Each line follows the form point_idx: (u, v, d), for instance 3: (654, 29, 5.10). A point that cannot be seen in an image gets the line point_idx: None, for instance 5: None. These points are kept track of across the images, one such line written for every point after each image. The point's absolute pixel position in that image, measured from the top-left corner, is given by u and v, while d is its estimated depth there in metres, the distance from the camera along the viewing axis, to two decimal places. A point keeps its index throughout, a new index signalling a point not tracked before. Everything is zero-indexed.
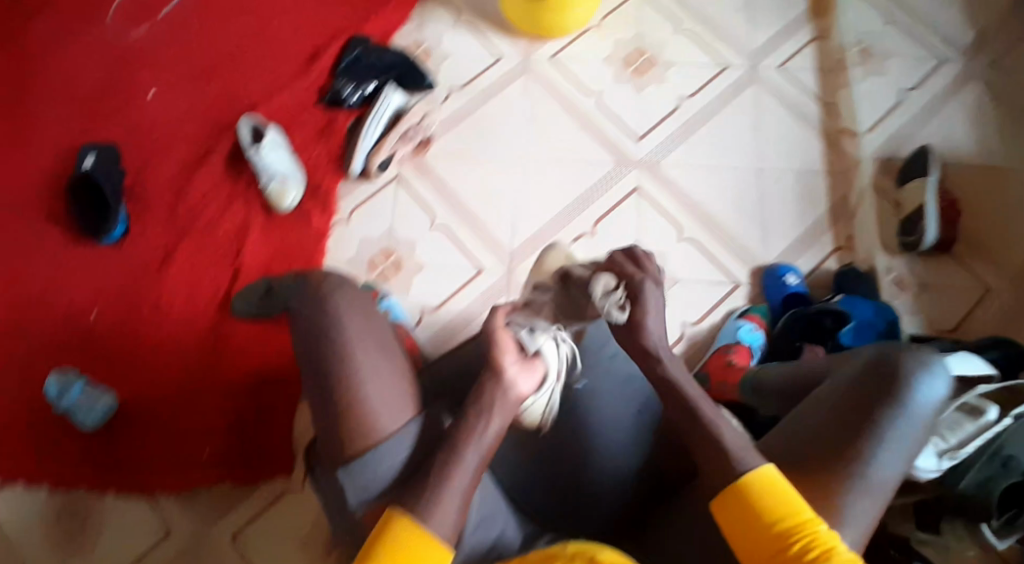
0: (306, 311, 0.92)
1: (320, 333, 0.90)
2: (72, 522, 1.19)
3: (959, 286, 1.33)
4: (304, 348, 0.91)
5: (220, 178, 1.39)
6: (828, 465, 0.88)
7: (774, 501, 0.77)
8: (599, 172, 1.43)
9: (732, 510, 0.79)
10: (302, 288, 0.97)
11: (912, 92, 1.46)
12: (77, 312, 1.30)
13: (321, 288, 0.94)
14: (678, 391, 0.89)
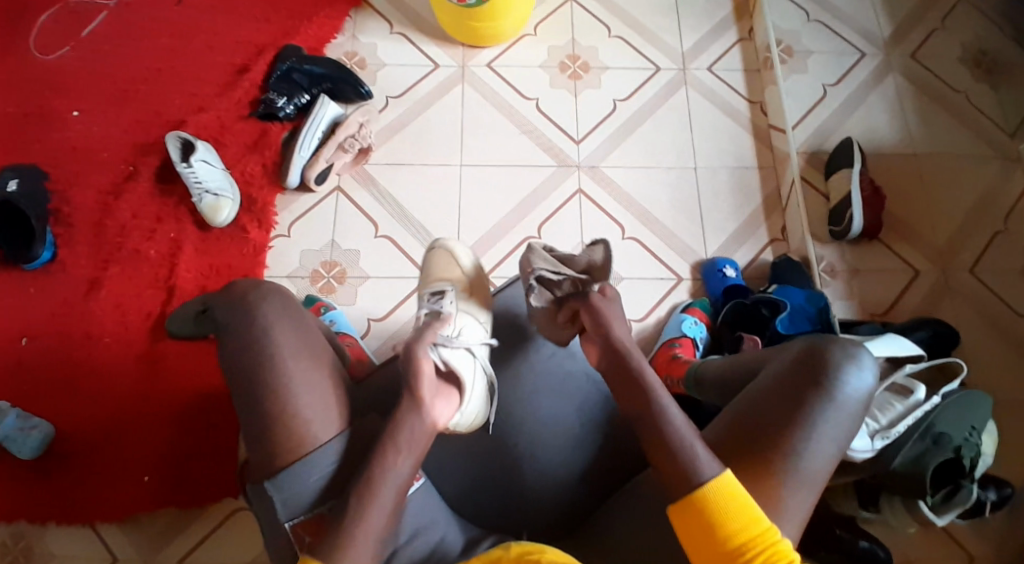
0: (233, 324, 0.90)
1: (250, 347, 0.89)
2: (17, 552, 1.26)
3: (886, 271, 1.38)
4: (233, 364, 0.89)
5: (149, 196, 1.42)
6: (758, 459, 0.90)
7: (731, 512, 0.81)
8: (538, 176, 1.45)
9: (688, 519, 0.82)
10: (223, 298, 0.94)
11: (834, 87, 1.50)
12: (7, 342, 1.34)
13: (248, 297, 0.92)
14: (629, 383, 0.92)
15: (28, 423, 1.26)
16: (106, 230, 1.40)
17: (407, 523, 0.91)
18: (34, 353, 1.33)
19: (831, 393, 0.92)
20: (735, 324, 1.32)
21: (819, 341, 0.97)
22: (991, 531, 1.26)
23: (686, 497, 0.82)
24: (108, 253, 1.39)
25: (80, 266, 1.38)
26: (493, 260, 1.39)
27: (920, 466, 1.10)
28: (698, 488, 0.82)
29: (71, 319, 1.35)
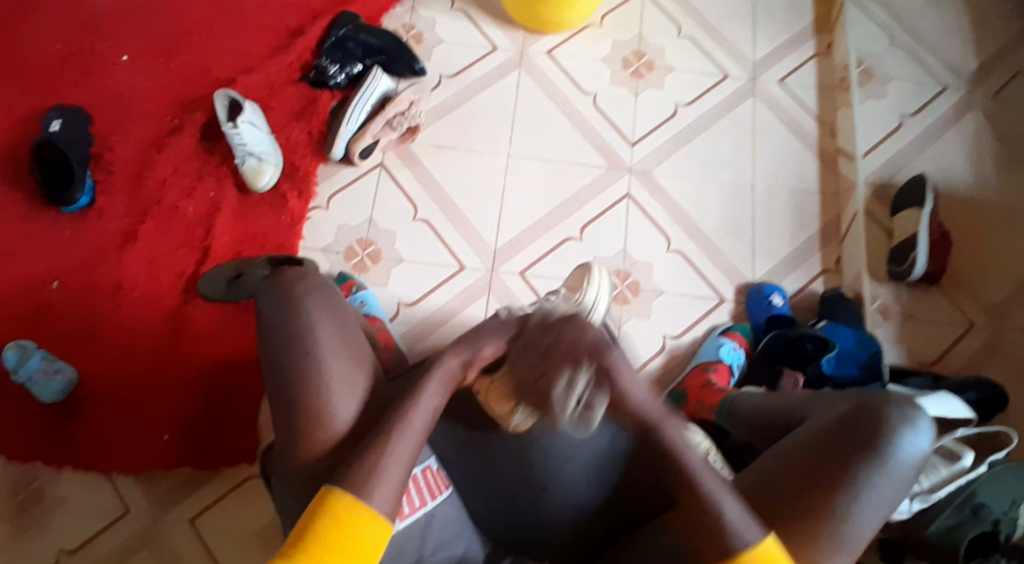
0: (278, 310, 0.98)
1: (291, 332, 0.96)
2: (30, 494, 1.25)
3: (942, 320, 1.32)
4: (277, 345, 0.96)
5: (192, 151, 1.40)
6: (799, 518, 0.86)
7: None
8: (589, 175, 1.40)
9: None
10: (273, 285, 1.01)
11: (911, 118, 1.42)
12: (38, 283, 1.33)
13: (295, 288, 0.99)
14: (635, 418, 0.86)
15: (53, 366, 1.25)
16: (146, 183, 1.38)
17: (434, 534, 0.96)
18: (66, 300, 1.32)
19: (882, 456, 0.87)
20: (775, 356, 1.28)
21: (873, 400, 0.92)
22: None
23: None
24: (146, 207, 1.37)
25: (117, 217, 1.37)
26: (531, 259, 1.35)
27: (956, 536, 1.09)
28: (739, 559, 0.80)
29: (102, 270, 1.34)
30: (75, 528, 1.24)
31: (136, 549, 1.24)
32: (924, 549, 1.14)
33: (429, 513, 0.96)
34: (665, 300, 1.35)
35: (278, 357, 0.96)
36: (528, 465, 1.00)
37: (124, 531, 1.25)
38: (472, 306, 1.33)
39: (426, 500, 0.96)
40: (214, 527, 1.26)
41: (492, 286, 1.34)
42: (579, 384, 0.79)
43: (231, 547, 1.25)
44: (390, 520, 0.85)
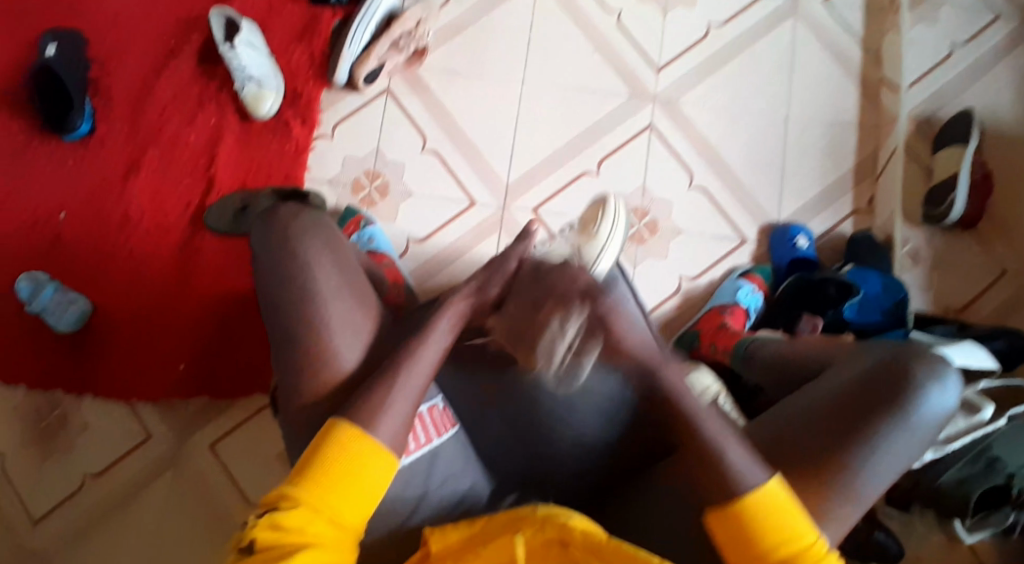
0: (273, 254, 0.90)
1: (289, 282, 0.88)
2: (53, 421, 1.25)
3: (975, 266, 1.26)
4: (272, 292, 0.89)
5: (190, 77, 1.35)
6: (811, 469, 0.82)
7: (774, 525, 0.75)
8: (609, 104, 1.33)
9: (733, 532, 0.76)
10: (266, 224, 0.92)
11: (960, 48, 1.34)
12: (45, 213, 1.30)
13: (288, 230, 0.91)
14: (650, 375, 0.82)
15: (66, 297, 1.23)
16: (146, 110, 1.34)
17: (439, 470, 0.92)
18: (72, 230, 1.30)
19: (904, 411, 0.83)
20: (795, 301, 1.22)
21: (900, 353, 0.88)
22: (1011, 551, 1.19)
23: (727, 509, 0.76)
24: (148, 135, 1.33)
25: (119, 145, 1.33)
26: (545, 193, 1.30)
27: (965, 489, 1.11)
28: (744, 499, 0.76)
29: (106, 199, 1.31)
30: (99, 452, 1.24)
31: (159, 473, 1.24)
32: (932, 498, 1.15)
33: (434, 449, 0.92)
34: (682, 241, 1.29)
35: (274, 306, 0.89)
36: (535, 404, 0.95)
37: (147, 456, 1.24)
38: (484, 243, 1.28)
39: (433, 436, 0.93)
40: (236, 451, 1.25)
41: (504, 224, 1.29)
42: (571, 329, 0.79)
43: (252, 471, 1.24)
44: (395, 453, 0.80)
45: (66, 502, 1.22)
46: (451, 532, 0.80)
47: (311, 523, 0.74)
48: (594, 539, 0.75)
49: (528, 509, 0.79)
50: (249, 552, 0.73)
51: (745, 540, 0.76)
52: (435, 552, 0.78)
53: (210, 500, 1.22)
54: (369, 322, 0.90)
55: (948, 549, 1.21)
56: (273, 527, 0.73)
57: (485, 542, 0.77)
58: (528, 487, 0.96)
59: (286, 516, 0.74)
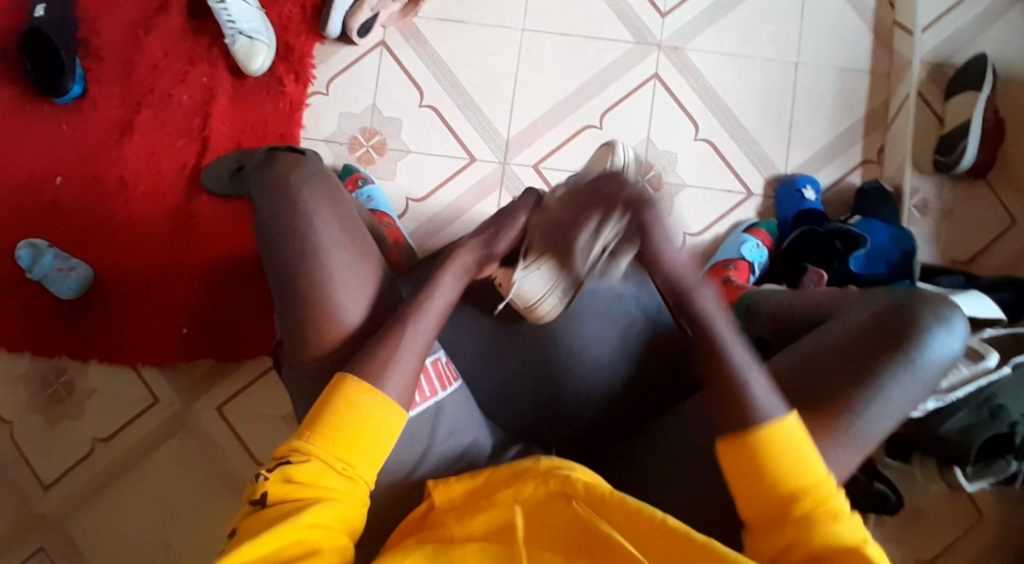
0: (274, 209, 0.85)
1: (292, 249, 0.84)
2: (60, 387, 1.27)
3: (986, 216, 1.24)
4: (272, 262, 0.85)
5: (181, 34, 1.31)
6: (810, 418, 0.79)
7: (781, 460, 0.71)
8: (613, 52, 1.29)
9: (743, 465, 0.72)
10: (265, 177, 0.87)
11: None
12: (41, 178, 1.28)
13: (289, 187, 0.85)
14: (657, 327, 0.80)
15: (66, 265, 1.22)
16: (137, 70, 1.30)
17: (446, 422, 0.88)
18: (68, 195, 1.28)
19: (909, 355, 0.80)
20: (801, 252, 1.19)
21: (906, 298, 0.84)
22: (1008, 502, 1.22)
23: (737, 440, 0.73)
24: (139, 95, 1.30)
25: (111, 106, 1.30)
26: (546, 149, 1.26)
27: (968, 438, 1.09)
28: (753, 434, 0.72)
29: (101, 162, 1.29)
30: (107, 417, 1.26)
31: (167, 435, 1.26)
32: (936, 447, 1.13)
33: (439, 404, 0.88)
34: (687, 195, 1.26)
35: (279, 274, 0.84)
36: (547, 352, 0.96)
37: (154, 419, 1.26)
38: (485, 202, 1.26)
39: (437, 390, 0.88)
40: (241, 414, 1.27)
41: (505, 180, 1.26)
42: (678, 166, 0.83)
43: (257, 433, 1.26)
44: (404, 408, 0.79)
45: (78, 466, 1.25)
46: (456, 484, 0.80)
47: (323, 476, 0.73)
48: (597, 491, 0.75)
49: (531, 463, 0.78)
50: (260, 505, 0.72)
51: (754, 475, 0.72)
52: (440, 505, 0.79)
53: (221, 461, 1.25)
54: (375, 280, 0.86)
55: (944, 496, 1.23)
56: (286, 480, 0.73)
57: (490, 494, 0.78)
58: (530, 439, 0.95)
59: (298, 469, 0.73)
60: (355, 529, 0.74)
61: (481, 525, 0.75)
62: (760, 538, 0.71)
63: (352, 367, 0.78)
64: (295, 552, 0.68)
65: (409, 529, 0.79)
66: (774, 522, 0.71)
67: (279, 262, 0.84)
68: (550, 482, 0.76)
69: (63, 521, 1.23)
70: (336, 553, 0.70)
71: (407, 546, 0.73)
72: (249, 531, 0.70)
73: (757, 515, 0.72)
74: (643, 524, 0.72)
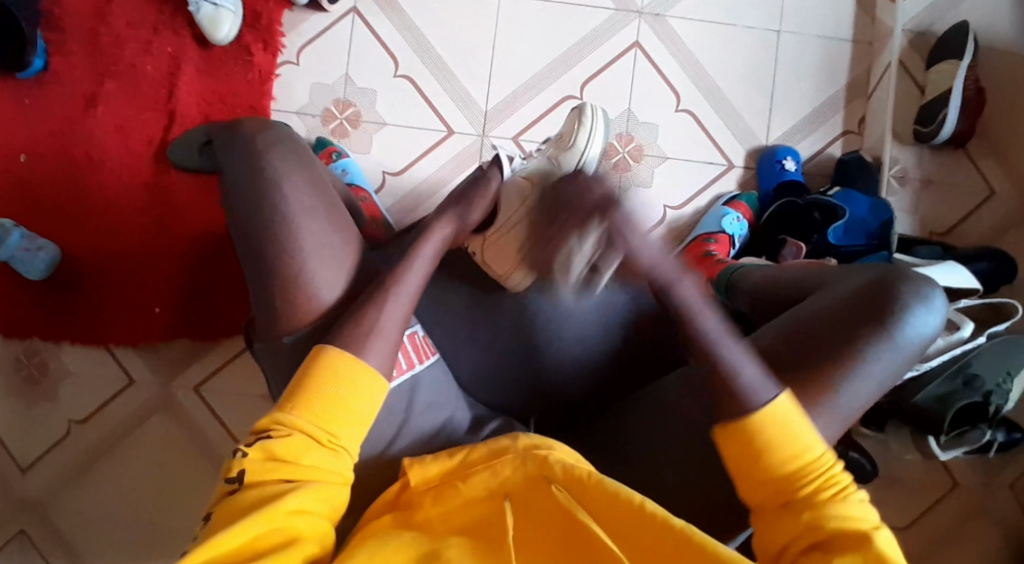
0: (246, 200, 0.83)
1: (266, 242, 0.82)
2: (34, 372, 1.24)
3: (964, 185, 1.24)
4: (247, 252, 0.83)
5: (144, 1, 1.25)
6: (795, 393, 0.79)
7: (781, 441, 0.72)
8: (593, 20, 1.25)
9: (741, 450, 0.73)
10: (237, 164, 0.85)
11: None
12: (1, 154, 1.23)
13: (261, 175, 0.83)
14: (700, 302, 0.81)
15: (34, 243, 1.18)
16: (98, 39, 1.24)
17: (422, 399, 0.88)
18: (31, 173, 1.23)
19: (887, 331, 0.80)
20: (781, 224, 1.20)
21: (884, 274, 0.84)
22: (977, 466, 1.26)
23: (736, 425, 0.73)
24: (103, 65, 1.24)
25: (73, 77, 1.24)
26: (524, 122, 1.24)
27: (945, 405, 1.12)
28: (751, 417, 0.72)
29: (65, 136, 1.23)
30: (83, 399, 1.24)
31: (145, 417, 1.24)
32: (912, 416, 1.15)
33: (416, 377, 0.88)
34: (667, 166, 1.25)
35: (255, 262, 0.82)
36: (525, 328, 0.95)
37: (133, 399, 1.24)
38: (463, 176, 1.23)
39: (415, 363, 0.88)
40: (219, 394, 1.25)
41: (484, 153, 1.24)
42: (588, 243, 0.66)
43: (237, 412, 1.25)
44: (385, 378, 0.78)
45: (54, 450, 1.23)
46: (431, 465, 0.79)
47: (307, 453, 0.72)
48: (577, 475, 0.75)
49: (508, 445, 0.79)
50: (237, 484, 0.71)
51: (754, 458, 0.72)
52: (416, 486, 0.79)
53: (202, 441, 1.24)
54: (353, 266, 0.85)
55: (919, 463, 1.26)
56: (268, 458, 0.72)
57: (466, 475, 0.78)
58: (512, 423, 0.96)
59: (279, 445, 0.72)
60: (334, 513, 0.73)
61: (462, 512, 0.76)
62: (768, 521, 0.72)
63: (331, 342, 0.78)
64: (272, 541, 0.68)
65: (383, 507, 0.79)
66: (778, 504, 0.72)
67: (255, 251, 0.82)
68: (532, 465, 0.76)
69: (43, 505, 1.22)
70: (315, 542, 0.70)
71: (383, 532, 0.73)
72: (228, 514, 0.69)
73: (758, 498, 0.73)
74: (621, 505, 0.72)
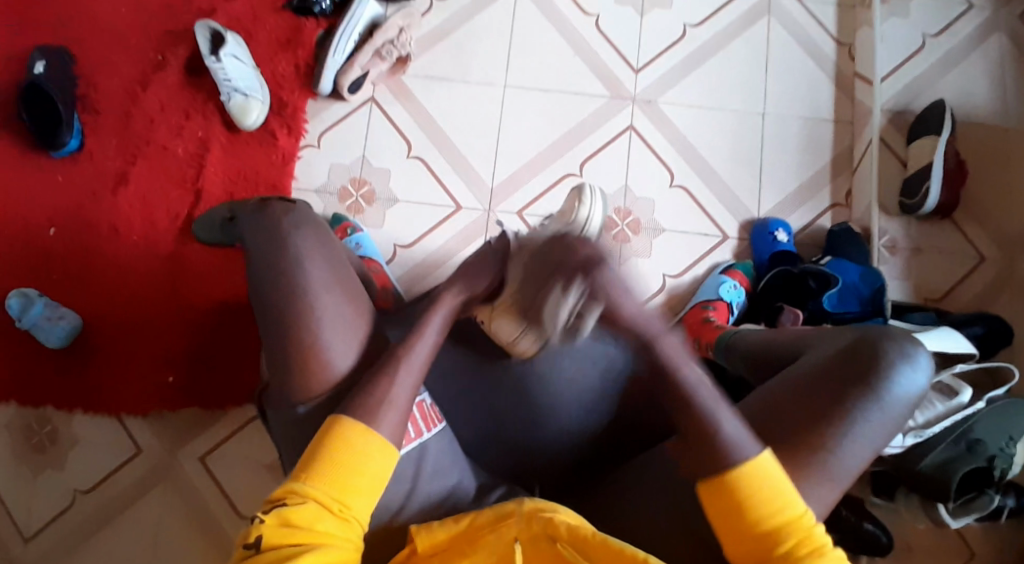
0: (263, 246, 0.89)
1: (280, 278, 0.87)
2: (45, 439, 1.26)
3: (953, 253, 1.29)
4: (260, 287, 0.88)
5: (176, 89, 1.37)
6: (793, 449, 0.80)
7: (764, 498, 0.74)
8: (590, 105, 1.36)
9: (724, 503, 0.75)
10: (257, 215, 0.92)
11: (934, 38, 1.38)
12: (33, 229, 1.31)
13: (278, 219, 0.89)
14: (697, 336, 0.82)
15: (56, 313, 1.23)
16: (134, 125, 1.35)
17: (431, 461, 0.89)
18: (60, 245, 1.30)
19: (876, 390, 0.81)
20: (777, 293, 1.24)
21: (870, 333, 0.87)
22: (996, 534, 1.22)
23: (718, 479, 0.75)
24: (136, 148, 1.35)
25: (108, 157, 1.34)
26: (527, 197, 1.32)
27: (948, 471, 1.09)
28: (733, 471, 0.74)
29: (95, 212, 1.32)
30: (90, 466, 1.25)
31: (149, 487, 1.24)
32: (915, 482, 1.13)
33: (423, 444, 0.90)
34: (666, 238, 1.31)
35: (267, 296, 0.87)
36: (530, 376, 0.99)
37: (138, 469, 1.25)
38: (469, 248, 1.30)
39: (423, 431, 0.90)
40: (223, 466, 1.25)
41: (490, 227, 1.31)
42: (569, 300, 0.73)
43: (241, 482, 1.25)
44: (396, 446, 0.80)
45: (55, 520, 1.23)
46: (439, 530, 0.78)
47: (319, 521, 0.73)
48: (582, 534, 0.75)
49: (514, 507, 0.77)
50: (255, 549, 0.72)
51: (734, 514, 0.75)
52: (423, 551, 0.77)
53: (203, 512, 1.24)
54: (362, 316, 0.89)
55: (934, 533, 1.23)
56: (282, 524, 0.72)
57: (477, 538, 0.76)
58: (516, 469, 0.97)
59: (295, 512, 0.73)
60: None
61: None
62: None
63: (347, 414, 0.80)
64: None
65: None
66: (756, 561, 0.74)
67: (267, 284, 0.87)
68: (537, 525, 0.76)
69: None
70: None
71: None
72: None
73: (738, 552, 0.75)
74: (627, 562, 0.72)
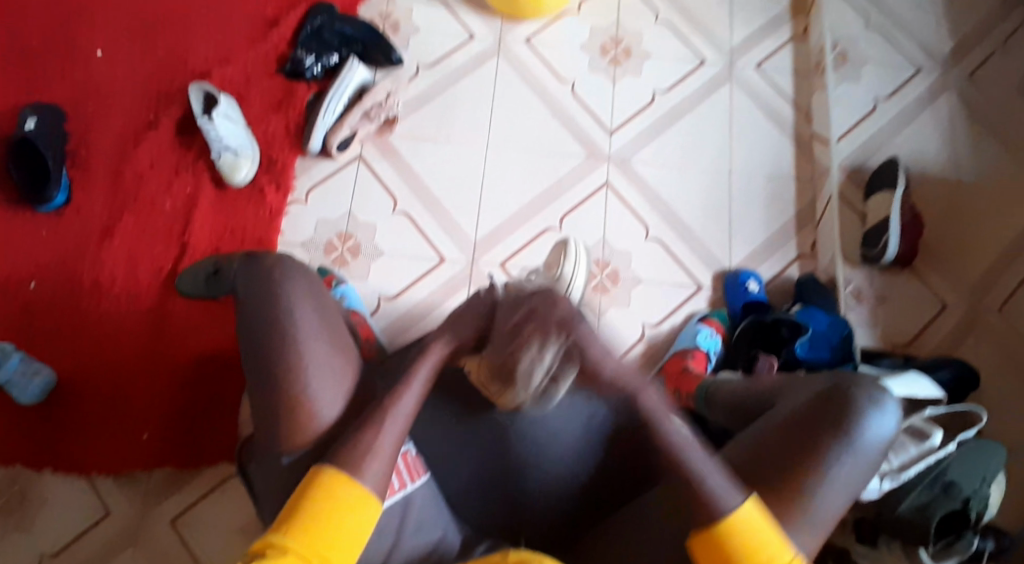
0: (257, 291, 0.92)
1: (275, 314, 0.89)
2: (13, 499, 1.22)
3: (914, 301, 1.36)
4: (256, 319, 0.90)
5: (167, 146, 1.41)
6: (776, 499, 0.82)
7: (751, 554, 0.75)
8: (568, 164, 1.43)
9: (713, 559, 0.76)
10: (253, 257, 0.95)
11: (885, 101, 1.50)
12: (15, 283, 1.31)
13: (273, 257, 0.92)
14: None
15: (32, 368, 1.22)
16: (122, 181, 1.38)
17: (413, 516, 0.91)
18: (41, 298, 1.30)
19: (850, 435, 0.85)
20: (751, 339, 1.28)
21: (843, 380, 0.90)
22: None
23: (709, 534, 0.76)
24: (123, 204, 1.37)
25: (95, 212, 1.36)
26: (509, 249, 1.36)
27: (926, 514, 1.11)
28: (720, 524, 0.76)
29: (78, 266, 1.33)
30: (60, 527, 1.21)
31: (119, 549, 1.20)
32: (894, 527, 1.14)
33: (406, 497, 0.92)
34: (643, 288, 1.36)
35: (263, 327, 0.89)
36: None
37: (109, 529, 1.21)
38: (452, 300, 1.33)
39: (406, 482, 0.93)
40: (197, 527, 1.22)
41: (472, 279, 1.34)
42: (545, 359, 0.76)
43: (217, 542, 1.21)
44: (379, 498, 0.79)
45: None
46: None
47: None
48: None
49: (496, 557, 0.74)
50: None
51: None
52: None
53: None
54: (349, 354, 0.92)
55: None
56: None
57: None
58: (505, 506, 0.96)
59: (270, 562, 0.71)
60: None
61: None
62: None
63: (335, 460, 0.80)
64: None
65: None
66: None
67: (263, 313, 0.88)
68: None
69: None
70: None
71: None
72: None
73: None
74: None
